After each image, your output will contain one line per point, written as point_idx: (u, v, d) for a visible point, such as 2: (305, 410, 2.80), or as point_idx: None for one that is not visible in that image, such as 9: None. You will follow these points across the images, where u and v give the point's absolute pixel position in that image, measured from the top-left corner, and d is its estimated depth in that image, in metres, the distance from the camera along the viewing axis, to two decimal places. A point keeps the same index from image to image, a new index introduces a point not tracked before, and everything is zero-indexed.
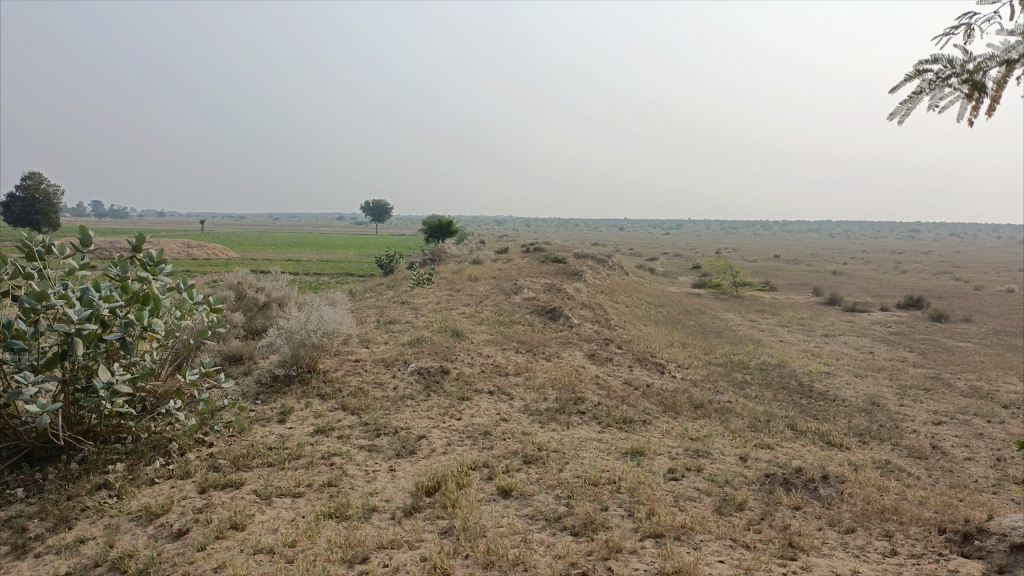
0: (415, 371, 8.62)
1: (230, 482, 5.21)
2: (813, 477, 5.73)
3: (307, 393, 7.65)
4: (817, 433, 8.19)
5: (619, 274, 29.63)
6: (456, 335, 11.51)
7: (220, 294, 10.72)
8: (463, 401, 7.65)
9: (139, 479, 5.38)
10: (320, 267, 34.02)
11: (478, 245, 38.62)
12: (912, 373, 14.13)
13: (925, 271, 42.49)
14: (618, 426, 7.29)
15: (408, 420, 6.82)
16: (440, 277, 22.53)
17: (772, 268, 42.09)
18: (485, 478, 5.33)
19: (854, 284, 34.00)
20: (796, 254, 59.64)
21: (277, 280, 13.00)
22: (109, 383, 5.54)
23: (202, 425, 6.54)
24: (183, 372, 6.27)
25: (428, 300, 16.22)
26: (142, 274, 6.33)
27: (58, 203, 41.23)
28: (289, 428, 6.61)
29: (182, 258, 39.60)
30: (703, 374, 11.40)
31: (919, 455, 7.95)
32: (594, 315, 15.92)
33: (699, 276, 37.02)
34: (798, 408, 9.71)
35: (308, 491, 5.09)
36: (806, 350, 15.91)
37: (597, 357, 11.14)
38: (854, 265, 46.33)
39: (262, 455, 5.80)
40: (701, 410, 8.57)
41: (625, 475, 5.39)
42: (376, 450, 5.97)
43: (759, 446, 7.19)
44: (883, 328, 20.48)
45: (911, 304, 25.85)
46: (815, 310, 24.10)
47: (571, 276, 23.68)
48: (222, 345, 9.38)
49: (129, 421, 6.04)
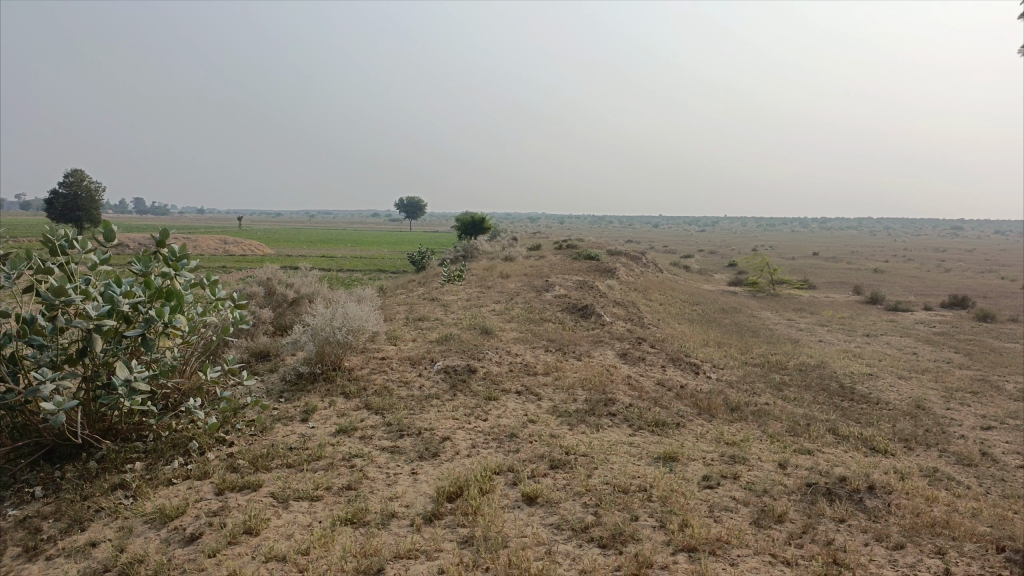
0: (442, 370, 8.42)
1: (247, 485, 5.07)
2: (858, 487, 5.39)
3: (331, 391, 7.50)
4: (860, 438, 7.84)
5: (653, 271, 29.19)
6: (486, 332, 11.30)
7: (248, 291, 10.65)
8: (490, 401, 7.44)
9: (156, 479, 5.26)
10: (352, 263, 34.03)
11: (510, 242, 38.44)
12: (958, 375, 13.59)
13: (971, 270, 41.13)
14: (650, 429, 7.02)
15: (433, 421, 6.62)
16: (471, 273, 22.37)
17: (811, 266, 41.14)
18: (509, 483, 5.11)
19: (896, 282, 33.07)
20: (837, 252, 58.32)
21: (307, 276, 12.91)
22: (127, 381, 5.42)
23: (224, 423, 6.40)
24: (204, 369, 6.14)
25: (458, 297, 16.02)
26: (164, 270, 6.18)
27: (99, 200, 41.87)
28: (312, 427, 6.46)
29: (218, 254, 39.99)
30: (739, 375, 11.04)
31: (969, 463, 7.54)
32: (626, 313, 15.61)
33: (735, 273, 36.38)
34: (839, 412, 9.33)
35: (326, 494, 4.92)
36: (847, 351, 15.38)
37: (629, 356, 10.86)
38: (896, 264, 45.15)
39: (281, 456, 5.65)
40: (738, 412, 8.26)
41: (657, 482, 5.12)
42: (398, 452, 5.79)
43: (798, 452, 6.86)
44: (927, 328, 19.80)
45: (955, 303, 25.02)
46: (856, 310, 23.43)
47: (604, 274, 23.34)
48: (250, 342, 9.29)
49: (150, 419, 5.94)
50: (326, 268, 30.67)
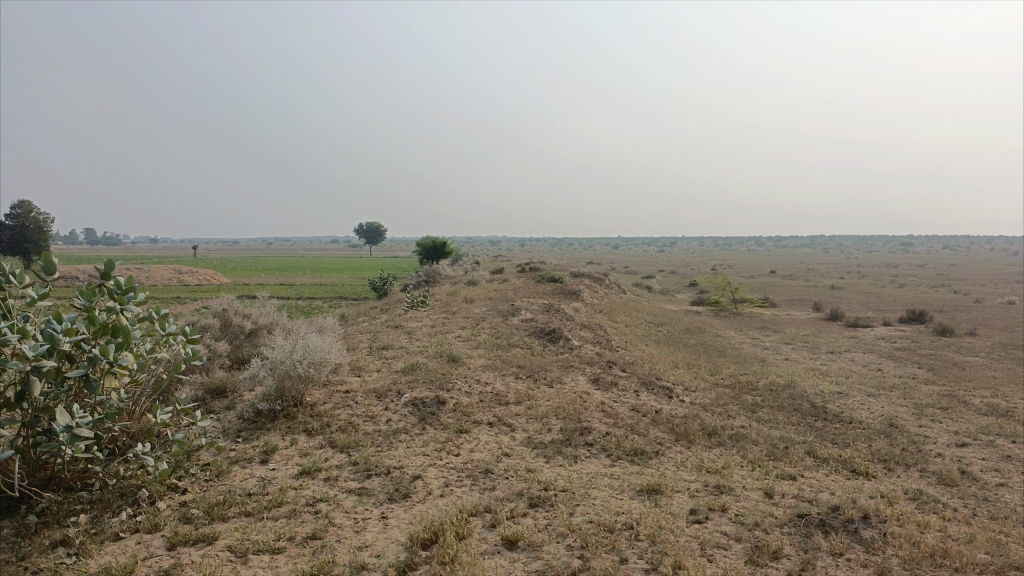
0: (409, 403, 8.04)
1: (202, 537, 4.67)
2: (852, 517, 5.17)
3: (292, 429, 7.08)
4: (840, 460, 7.68)
5: (617, 292, 29.16)
6: (453, 360, 10.96)
7: (202, 323, 10.17)
8: (461, 435, 7.10)
9: (101, 533, 4.82)
10: (313, 291, 33.37)
11: (473, 266, 38.18)
12: (925, 390, 13.62)
13: (922, 285, 42.15)
14: (630, 458, 6.74)
15: (402, 458, 6.26)
16: (434, 299, 22.00)
17: (770, 284, 41.56)
18: (488, 525, 4.78)
19: (853, 298, 33.59)
20: (794, 269, 59.20)
21: (265, 305, 12.43)
22: (69, 427, 4.97)
23: (176, 468, 5.96)
24: (155, 411, 5.71)
25: (423, 324, 15.66)
26: (109, 304, 5.72)
27: (48, 231, 40.53)
28: (272, 469, 6.05)
29: (172, 285, 38.94)
30: (713, 397, 10.86)
31: (949, 482, 7.42)
32: (594, 336, 15.39)
33: (697, 292, 36.55)
34: (815, 433, 9.17)
35: (289, 545, 4.54)
36: (814, 369, 15.36)
37: (601, 381, 10.60)
38: (851, 280, 46.09)
39: (239, 503, 5.24)
40: (716, 438, 8.03)
41: (643, 519, 4.84)
42: (366, 494, 5.43)
43: (782, 478, 6.65)
44: (888, 344, 19.98)
45: (913, 318, 25.38)
46: (817, 327, 23.52)
47: (568, 296, 23.14)
48: (205, 377, 8.83)
49: (96, 465, 5.48)
50: (285, 296, 30.03)
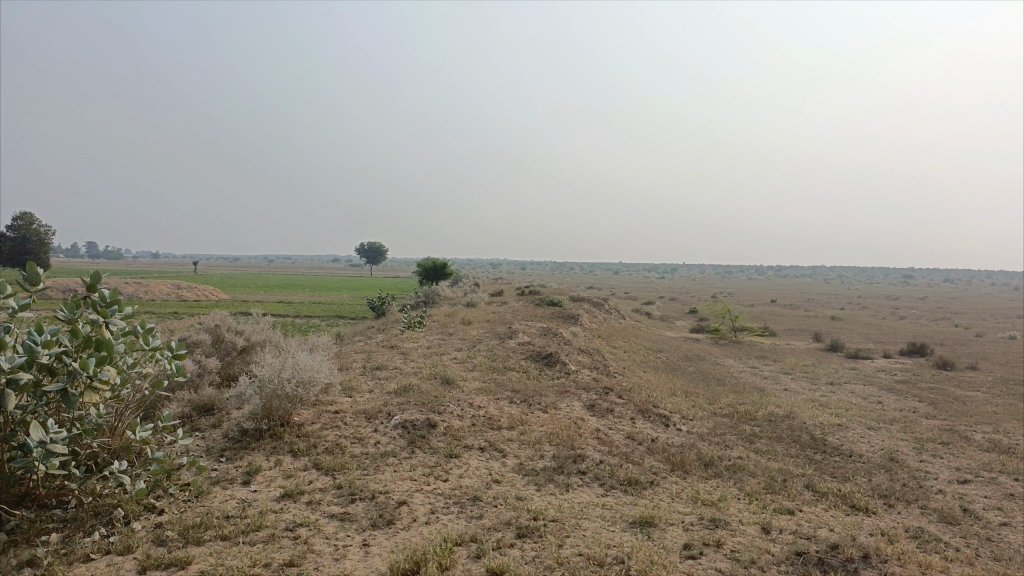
0: (399, 426, 7.87)
1: (175, 561, 4.48)
2: (852, 556, 4.98)
3: (278, 450, 6.90)
4: (839, 495, 7.49)
5: (616, 318, 29.01)
6: (446, 383, 10.78)
7: (193, 339, 10.02)
8: (451, 460, 6.92)
9: (72, 554, 4.63)
10: (311, 310, 33.14)
11: (472, 287, 38.04)
12: (926, 425, 13.41)
13: (924, 318, 41.84)
14: (623, 488, 6.55)
15: (388, 482, 6.08)
16: (432, 320, 21.84)
17: (771, 313, 41.35)
18: (472, 556, 4.60)
19: (853, 330, 33.44)
20: (795, 299, 59.00)
21: (258, 322, 12.28)
22: (43, 442, 4.78)
23: (155, 488, 5.78)
24: (135, 428, 5.55)
25: (419, 345, 15.50)
26: (92, 317, 5.56)
27: (49, 243, 40.51)
28: (254, 491, 5.87)
29: (170, 300, 38.81)
30: (710, 426, 10.66)
31: (951, 521, 7.22)
32: (591, 361, 15.21)
33: (698, 320, 36.39)
34: (814, 466, 8.98)
35: (265, 572, 4.35)
36: (813, 400, 15.15)
37: (597, 407, 10.41)
38: (852, 311, 45.91)
39: (216, 526, 5.06)
40: (712, 469, 7.84)
41: (634, 553, 4.66)
42: (348, 520, 5.24)
43: (779, 512, 6.45)
44: (888, 376, 19.77)
45: (914, 351, 25.20)
46: (817, 358, 23.31)
47: (567, 321, 22.96)
48: (193, 394, 8.65)
49: (72, 483, 5.30)
50: (283, 314, 29.83)
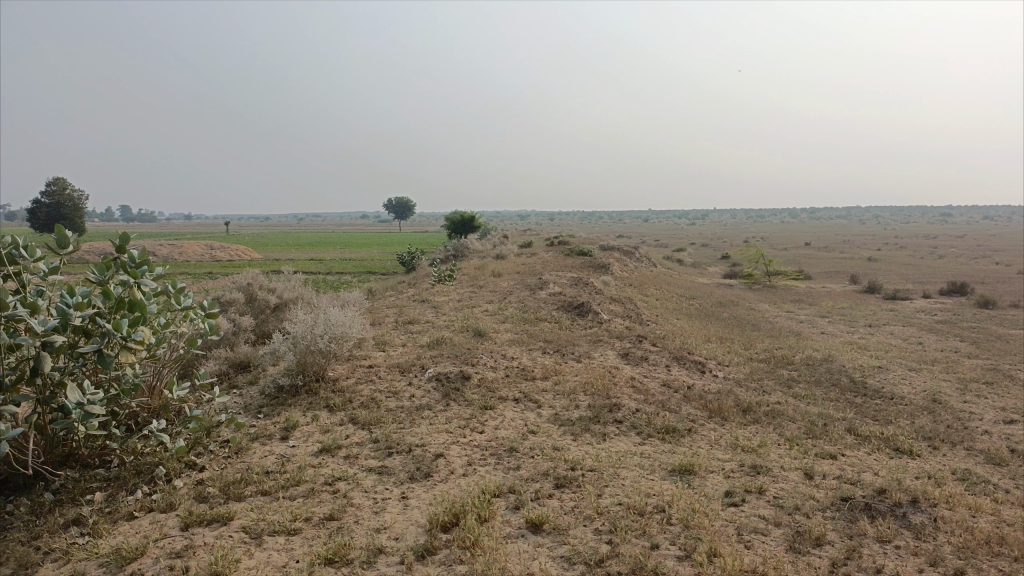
0: (433, 379, 7.85)
1: (216, 517, 4.52)
2: (900, 501, 4.85)
3: (314, 405, 6.93)
4: (881, 438, 7.34)
5: (647, 266, 28.73)
6: (478, 335, 10.74)
7: (226, 298, 10.08)
8: (486, 411, 6.89)
9: (116, 513, 4.69)
10: (341, 266, 33.21)
11: (501, 240, 37.89)
12: (968, 365, 13.13)
13: (963, 256, 40.92)
14: (660, 436, 6.48)
15: (425, 435, 6.07)
16: (462, 273, 21.79)
17: (805, 256, 40.67)
18: (512, 507, 4.57)
19: (890, 270, 32.82)
20: (830, 242, 57.86)
21: (290, 279, 12.31)
22: (81, 404, 4.79)
23: (195, 445, 5.83)
24: (171, 387, 5.56)
25: (450, 298, 15.49)
26: (123, 279, 5.52)
27: (84, 207, 41.15)
28: (292, 446, 5.90)
29: (204, 260, 39.23)
30: (747, 372, 10.52)
31: (998, 462, 7.06)
32: (624, 309, 15.08)
33: (730, 265, 35.94)
34: (854, 409, 8.82)
35: (305, 527, 4.36)
36: (851, 343, 14.88)
37: (631, 355, 10.32)
38: (888, 252, 45.00)
39: (256, 482, 5.09)
40: (751, 414, 7.73)
41: (675, 501, 4.59)
42: (386, 473, 5.25)
43: (821, 457, 6.34)
44: (928, 317, 19.38)
45: (954, 290, 24.65)
46: (854, 300, 22.92)
47: (598, 270, 22.74)
48: (229, 351, 8.72)
49: (113, 442, 5.35)
50: (314, 271, 29.96)
